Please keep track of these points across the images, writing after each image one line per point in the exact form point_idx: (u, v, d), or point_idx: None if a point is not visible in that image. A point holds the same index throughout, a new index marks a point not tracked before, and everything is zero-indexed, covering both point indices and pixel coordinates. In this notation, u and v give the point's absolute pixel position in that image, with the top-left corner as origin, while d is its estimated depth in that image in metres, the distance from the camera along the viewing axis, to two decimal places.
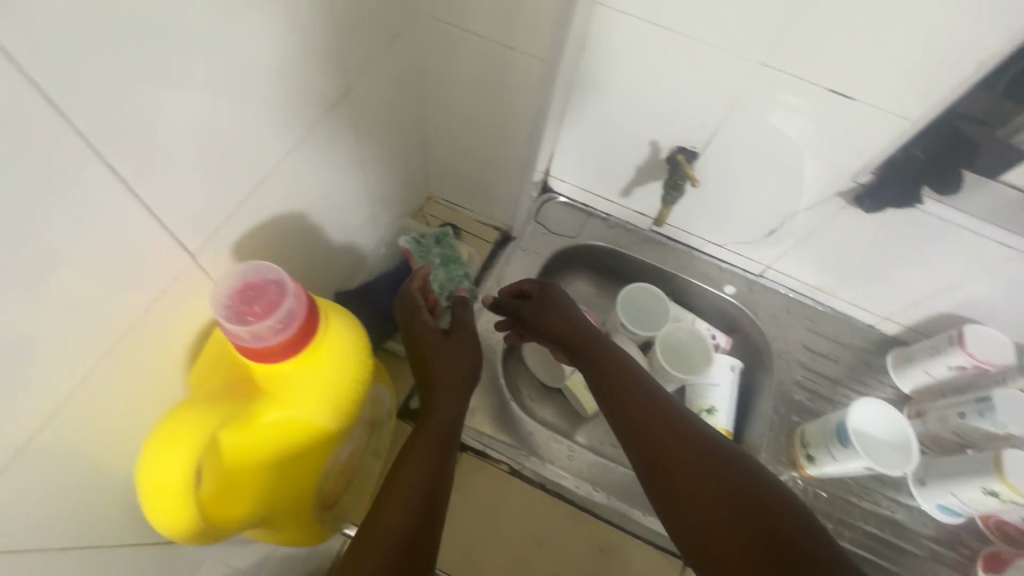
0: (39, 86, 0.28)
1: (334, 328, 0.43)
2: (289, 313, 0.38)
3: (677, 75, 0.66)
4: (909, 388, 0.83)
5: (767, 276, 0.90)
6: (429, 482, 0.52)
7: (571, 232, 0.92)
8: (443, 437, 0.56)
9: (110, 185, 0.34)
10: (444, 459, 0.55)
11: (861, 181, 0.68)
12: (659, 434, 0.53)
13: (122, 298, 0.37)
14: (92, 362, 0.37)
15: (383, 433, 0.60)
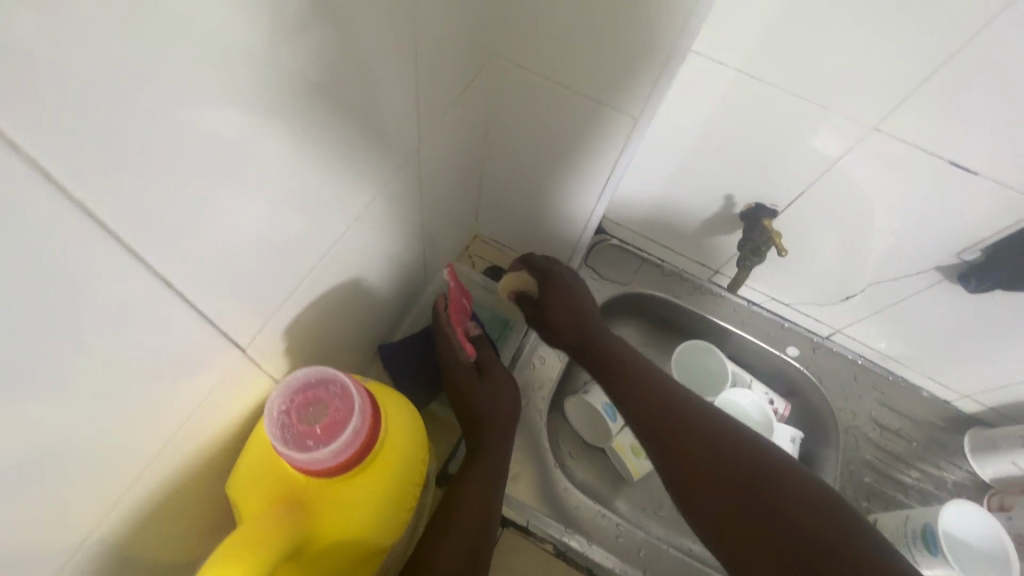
0: (59, 174, 0.23)
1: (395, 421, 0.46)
2: (353, 434, 0.42)
3: (765, 128, 0.60)
4: (991, 476, 0.75)
5: (833, 338, 0.83)
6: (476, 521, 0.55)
7: (622, 279, 0.85)
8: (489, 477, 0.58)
9: (139, 272, 0.29)
10: (490, 500, 0.56)
11: (968, 257, 0.61)
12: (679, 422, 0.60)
13: (179, 392, 0.36)
14: (149, 456, 0.37)
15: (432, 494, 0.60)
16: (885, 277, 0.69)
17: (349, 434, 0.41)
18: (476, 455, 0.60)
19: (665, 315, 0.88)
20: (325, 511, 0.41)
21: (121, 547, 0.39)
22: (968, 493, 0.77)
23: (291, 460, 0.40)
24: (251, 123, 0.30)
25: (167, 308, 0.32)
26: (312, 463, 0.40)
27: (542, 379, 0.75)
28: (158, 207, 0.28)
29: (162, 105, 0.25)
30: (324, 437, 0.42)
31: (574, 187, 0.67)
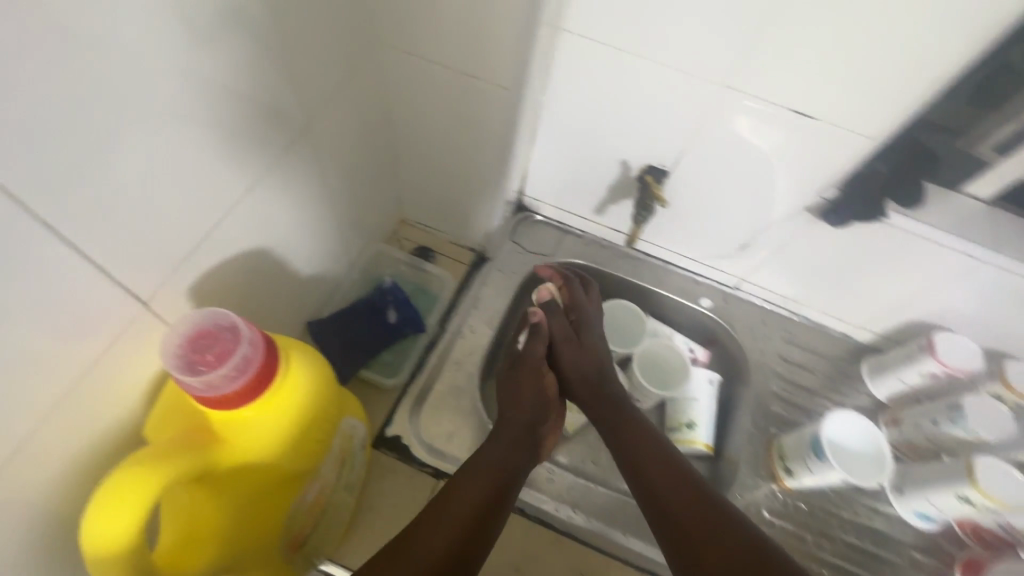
0: None
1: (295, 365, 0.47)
2: (242, 359, 0.43)
3: (642, 95, 0.67)
4: (884, 396, 0.84)
5: (742, 289, 0.91)
6: (474, 511, 0.58)
7: (547, 251, 0.92)
8: (490, 488, 0.61)
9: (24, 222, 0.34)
10: (484, 507, 0.59)
11: (826, 195, 0.69)
12: (658, 467, 0.64)
13: (71, 342, 0.40)
14: (51, 404, 0.41)
15: (360, 470, 0.61)
16: (769, 224, 0.76)
17: (235, 358, 0.42)
18: (474, 473, 0.62)
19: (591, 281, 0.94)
20: (222, 437, 0.45)
21: (41, 493, 0.42)
22: (867, 413, 0.85)
23: (190, 390, 0.41)
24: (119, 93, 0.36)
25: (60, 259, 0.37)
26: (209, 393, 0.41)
27: (474, 346, 0.80)
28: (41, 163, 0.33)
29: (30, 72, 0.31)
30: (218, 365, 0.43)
31: (481, 165, 0.73)
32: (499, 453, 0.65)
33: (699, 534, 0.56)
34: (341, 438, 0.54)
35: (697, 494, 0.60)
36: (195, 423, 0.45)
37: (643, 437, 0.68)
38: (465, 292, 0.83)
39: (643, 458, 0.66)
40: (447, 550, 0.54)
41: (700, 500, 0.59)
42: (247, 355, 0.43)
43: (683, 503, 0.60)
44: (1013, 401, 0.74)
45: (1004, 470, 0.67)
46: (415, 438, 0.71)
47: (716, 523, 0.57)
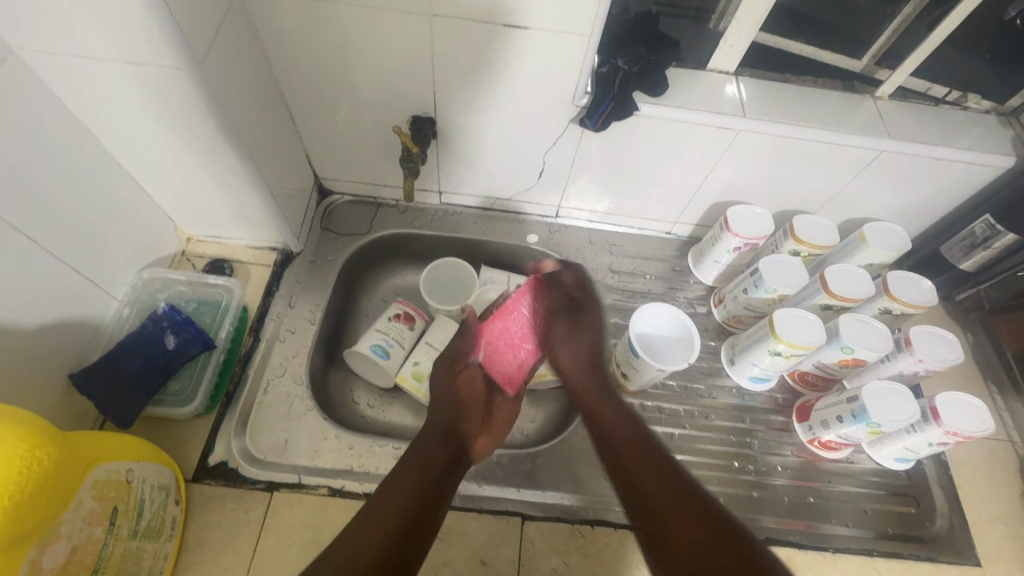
0: None
1: None
2: None
3: (376, 42, 0.64)
4: (710, 279, 0.88)
5: (562, 216, 0.92)
6: (405, 516, 0.50)
7: (362, 228, 0.88)
8: (417, 488, 0.53)
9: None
10: (423, 500, 0.52)
11: (582, 103, 0.69)
12: (633, 446, 0.55)
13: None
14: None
15: (171, 512, 0.57)
16: (549, 144, 0.77)
17: None
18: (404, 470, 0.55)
19: (419, 249, 0.91)
20: None
21: None
22: (701, 300, 0.89)
23: None
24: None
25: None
26: None
27: (296, 346, 0.75)
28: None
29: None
30: None
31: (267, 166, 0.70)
32: (430, 446, 0.59)
33: (673, 520, 0.47)
34: (92, 488, 0.47)
35: (650, 449, 0.54)
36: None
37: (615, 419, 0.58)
38: (272, 295, 0.78)
39: (619, 439, 0.56)
40: (382, 558, 0.45)
41: (665, 471, 0.51)
42: None
43: (659, 490, 0.50)
44: (807, 252, 0.79)
45: (801, 316, 0.71)
46: (239, 457, 0.66)
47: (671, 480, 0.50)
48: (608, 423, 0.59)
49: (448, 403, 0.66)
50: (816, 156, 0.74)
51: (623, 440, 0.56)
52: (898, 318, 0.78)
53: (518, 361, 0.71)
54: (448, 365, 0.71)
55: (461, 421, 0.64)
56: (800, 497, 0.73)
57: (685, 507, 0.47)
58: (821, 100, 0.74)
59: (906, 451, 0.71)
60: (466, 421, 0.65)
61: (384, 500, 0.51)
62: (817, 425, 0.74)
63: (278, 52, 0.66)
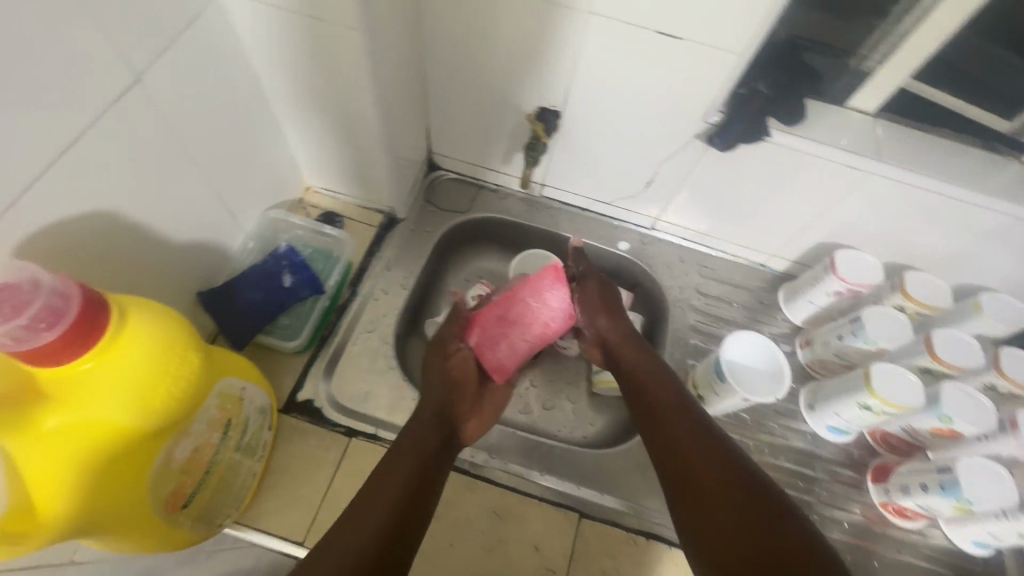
0: None
1: (139, 319, 0.42)
2: (49, 308, 0.36)
3: (525, 31, 0.66)
4: (798, 319, 0.86)
5: (657, 229, 0.91)
6: (401, 498, 0.53)
7: (461, 207, 0.91)
8: (412, 474, 0.56)
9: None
10: (419, 485, 0.55)
11: (712, 121, 0.69)
12: (667, 406, 0.62)
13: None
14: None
15: (264, 437, 0.61)
16: (666, 156, 0.77)
17: (42, 304, 0.35)
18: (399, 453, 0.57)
19: (511, 236, 0.93)
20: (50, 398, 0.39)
21: None
22: (785, 339, 0.87)
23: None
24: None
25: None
26: (23, 346, 0.35)
27: (388, 307, 0.78)
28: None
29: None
30: (25, 313, 0.35)
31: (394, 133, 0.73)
32: (422, 433, 0.61)
33: (718, 506, 0.50)
34: (217, 396, 0.51)
35: (683, 406, 0.61)
36: (20, 381, 0.39)
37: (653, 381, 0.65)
38: (373, 254, 0.82)
39: (654, 399, 0.63)
40: (381, 540, 0.48)
41: (698, 429, 0.58)
42: (59, 301, 0.36)
43: (694, 445, 0.56)
44: (913, 310, 0.76)
45: (902, 373, 0.68)
46: (325, 399, 0.70)
47: (700, 438, 0.57)
48: (645, 382, 0.65)
49: (438, 385, 0.66)
50: (946, 213, 0.71)
51: (661, 399, 0.63)
52: (1002, 398, 0.73)
53: (517, 351, 0.69)
54: (437, 348, 0.69)
55: (454, 404, 0.66)
56: (861, 557, 0.71)
57: (715, 461, 0.54)
58: (963, 157, 0.71)
59: (989, 537, 0.67)
60: (456, 405, 0.66)
61: (386, 481, 0.54)
62: (895, 489, 0.71)
63: (431, 26, 0.68)
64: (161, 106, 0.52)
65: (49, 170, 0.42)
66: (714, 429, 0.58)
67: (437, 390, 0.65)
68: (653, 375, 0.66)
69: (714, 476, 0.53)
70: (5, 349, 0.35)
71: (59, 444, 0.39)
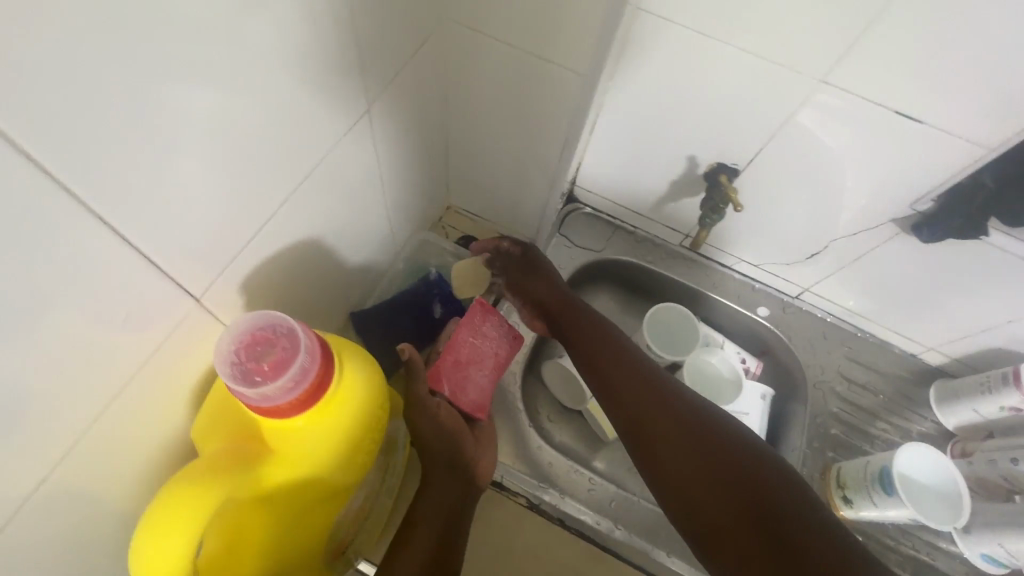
0: (51, 165, 0.27)
1: (353, 381, 0.45)
2: (300, 372, 0.40)
3: (727, 87, 0.61)
4: (952, 424, 0.79)
5: (803, 299, 0.85)
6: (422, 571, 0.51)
7: (596, 245, 0.87)
8: (428, 541, 0.53)
9: (55, 198, 0.28)
10: (437, 552, 0.53)
11: (919, 208, 0.63)
12: (647, 415, 0.56)
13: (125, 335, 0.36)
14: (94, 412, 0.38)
15: (396, 462, 0.58)
16: (845, 233, 0.70)
17: (296, 370, 0.40)
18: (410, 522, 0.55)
19: (642, 283, 0.89)
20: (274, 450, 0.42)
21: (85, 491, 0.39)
22: (933, 442, 0.80)
23: (247, 403, 0.39)
24: (196, 84, 0.32)
25: (108, 247, 0.32)
26: (268, 405, 0.39)
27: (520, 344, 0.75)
28: (87, 140, 0.28)
29: (94, 30, 0.25)
30: (273, 374, 0.40)
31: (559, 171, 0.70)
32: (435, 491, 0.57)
33: (720, 527, 0.48)
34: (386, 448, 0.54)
35: (663, 409, 0.55)
36: (235, 436, 0.43)
37: (619, 380, 0.59)
38: None
39: (633, 405, 0.57)
40: None
41: (688, 446, 0.52)
42: (306, 368, 0.41)
43: (686, 465, 0.51)
44: None
45: None
46: None
47: (692, 456, 0.52)
48: (615, 382, 0.59)
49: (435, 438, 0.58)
50: None
51: (636, 408, 0.57)
52: None
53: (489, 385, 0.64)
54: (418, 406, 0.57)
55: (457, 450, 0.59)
56: None
57: (713, 487, 0.49)
58: None
59: None
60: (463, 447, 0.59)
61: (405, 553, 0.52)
62: None
63: (624, 66, 0.64)
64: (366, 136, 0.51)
65: (267, 195, 0.43)
66: (702, 434, 0.52)
67: (436, 434, 0.57)
68: (624, 374, 0.59)
69: (717, 500, 0.49)
70: (248, 404, 0.40)
71: (275, 495, 0.42)
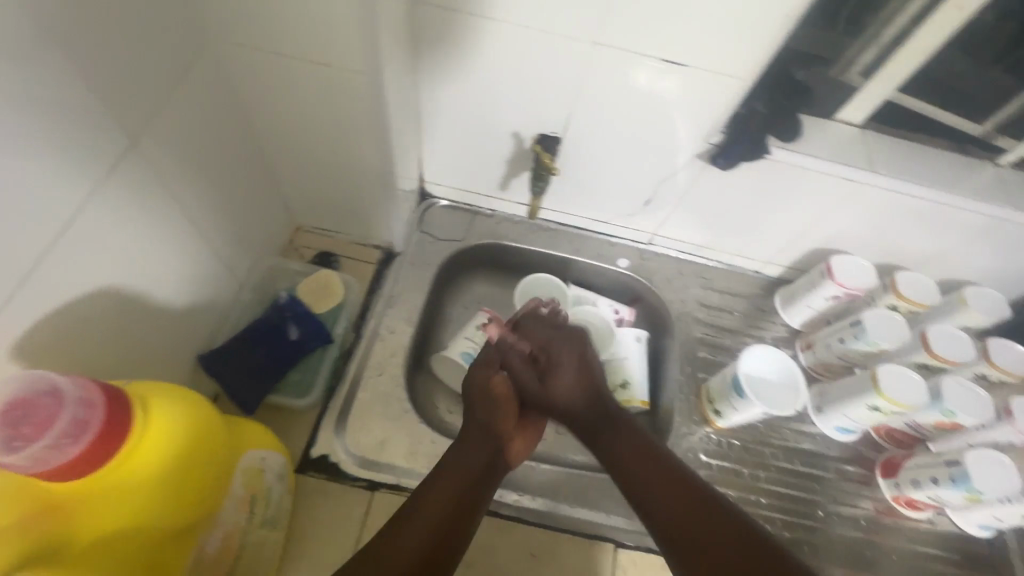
0: None
1: (163, 414, 0.42)
2: (76, 422, 0.37)
3: (523, 63, 0.65)
4: (797, 323, 0.89)
5: (655, 243, 0.92)
6: (435, 533, 0.53)
7: (458, 235, 0.88)
8: (452, 499, 0.57)
9: None
10: (456, 512, 0.56)
11: (713, 141, 0.70)
12: (645, 466, 0.60)
13: None
14: None
15: (283, 501, 0.57)
16: (665, 175, 0.77)
17: (67, 421, 0.36)
18: (430, 489, 0.58)
19: (512, 262, 0.92)
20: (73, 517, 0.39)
21: None
22: (786, 342, 0.89)
23: (21, 472, 0.35)
24: None
25: None
26: (49, 466, 0.36)
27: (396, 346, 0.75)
28: None
29: None
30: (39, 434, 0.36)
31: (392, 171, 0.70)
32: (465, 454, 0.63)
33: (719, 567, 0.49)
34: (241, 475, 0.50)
35: (661, 461, 0.60)
36: (32, 503, 0.37)
37: (624, 435, 0.64)
38: (375, 292, 0.80)
39: (632, 456, 0.62)
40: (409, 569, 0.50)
41: (684, 493, 0.56)
42: (84, 415, 0.38)
43: (681, 510, 0.55)
44: (906, 308, 0.80)
45: (905, 373, 0.71)
46: (341, 452, 0.66)
47: (690, 502, 0.55)
48: (622, 447, 0.63)
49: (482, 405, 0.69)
50: (935, 217, 0.74)
51: (633, 456, 0.62)
52: (993, 387, 0.78)
53: None
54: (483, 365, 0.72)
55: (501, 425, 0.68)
56: (878, 552, 0.74)
57: (710, 525, 0.52)
58: (946, 165, 0.74)
59: (992, 519, 0.71)
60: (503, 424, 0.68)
61: (421, 513, 0.55)
62: (906, 483, 0.74)
63: (427, 58, 0.66)
64: (155, 170, 0.49)
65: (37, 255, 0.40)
66: (698, 484, 0.57)
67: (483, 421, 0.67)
68: (628, 435, 0.64)
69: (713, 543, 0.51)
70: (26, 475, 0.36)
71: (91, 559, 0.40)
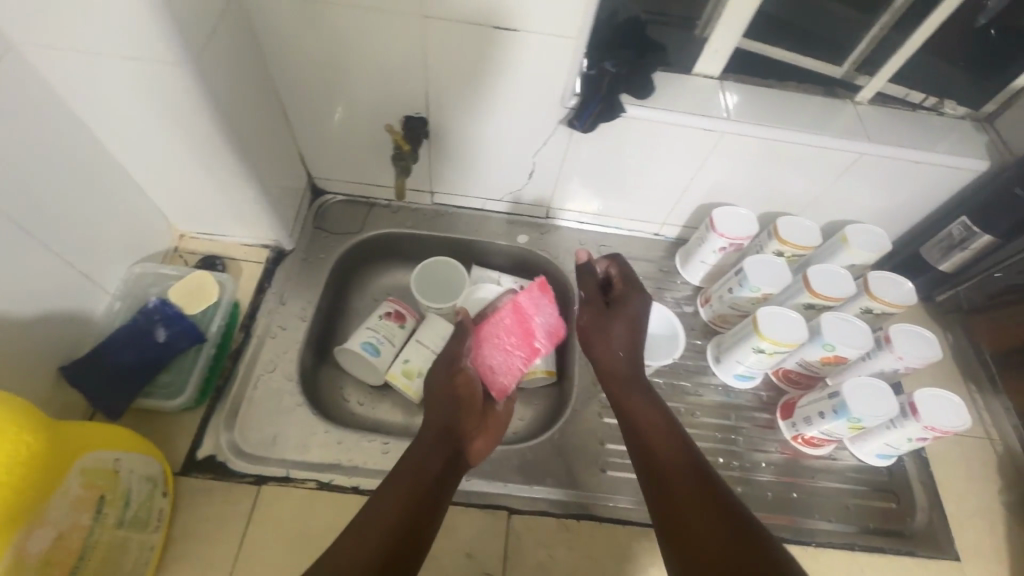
0: None
1: None
2: None
3: (368, 44, 0.65)
4: (697, 280, 0.90)
5: (552, 217, 0.93)
6: (396, 531, 0.50)
7: (353, 227, 0.89)
8: (404, 497, 0.53)
9: None
10: (412, 512, 0.52)
11: (570, 105, 0.71)
12: (657, 436, 0.59)
13: None
14: None
15: (158, 503, 0.58)
16: (539, 145, 0.78)
17: None
18: (387, 488, 0.54)
19: (412, 249, 0.92)
20: None
21: None
22: (688, 300, 0.90)
23: None
24: None
25: None
26: None
27: (287, 342, 0.75)
28: None
29: None
30: None
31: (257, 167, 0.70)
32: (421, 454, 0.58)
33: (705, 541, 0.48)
34: (78, 472, 0.49)
35: (673, 434, 0.59)
36: None
37: (642, 407, 0.63)
38: (265, 291, 0.79)
39: (650, 424, 0.61)
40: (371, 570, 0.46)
41: (687, 466, 0.55)
42: None
43: (681, 481, 0.53)
44: (790, 253, 0.81)
45: (783, 314, 0.72)
46: (226, 449, 0.66)
47: (692, 475, 0.54)
48: (644, 417, 0.62)
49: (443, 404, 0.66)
50: (802, 159, 0.76)
51: (649, 425, 0.61)
52: (878, 318, 0.80)
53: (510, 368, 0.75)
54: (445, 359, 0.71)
55: (461, 423, 0.65)
56: (784, 493, 0.74)
57: (703, 503, 0.51)
58: (807, 107, 0.76)
59: (885, 446, 0.73)
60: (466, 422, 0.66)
61: (375, 514, 0.51)
62: (801, 421, 0.75)
63: (273, 50, 0.67)
64: None
65: None
66: (700, 462, 0.55)
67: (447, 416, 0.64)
68: (646, 408, 0.63)
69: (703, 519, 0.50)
70: None
71: None
